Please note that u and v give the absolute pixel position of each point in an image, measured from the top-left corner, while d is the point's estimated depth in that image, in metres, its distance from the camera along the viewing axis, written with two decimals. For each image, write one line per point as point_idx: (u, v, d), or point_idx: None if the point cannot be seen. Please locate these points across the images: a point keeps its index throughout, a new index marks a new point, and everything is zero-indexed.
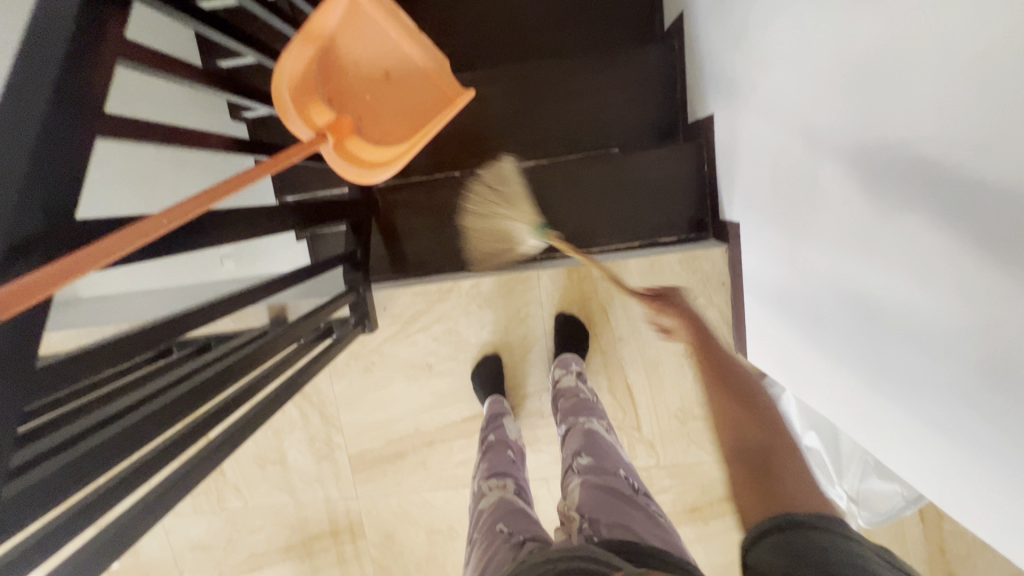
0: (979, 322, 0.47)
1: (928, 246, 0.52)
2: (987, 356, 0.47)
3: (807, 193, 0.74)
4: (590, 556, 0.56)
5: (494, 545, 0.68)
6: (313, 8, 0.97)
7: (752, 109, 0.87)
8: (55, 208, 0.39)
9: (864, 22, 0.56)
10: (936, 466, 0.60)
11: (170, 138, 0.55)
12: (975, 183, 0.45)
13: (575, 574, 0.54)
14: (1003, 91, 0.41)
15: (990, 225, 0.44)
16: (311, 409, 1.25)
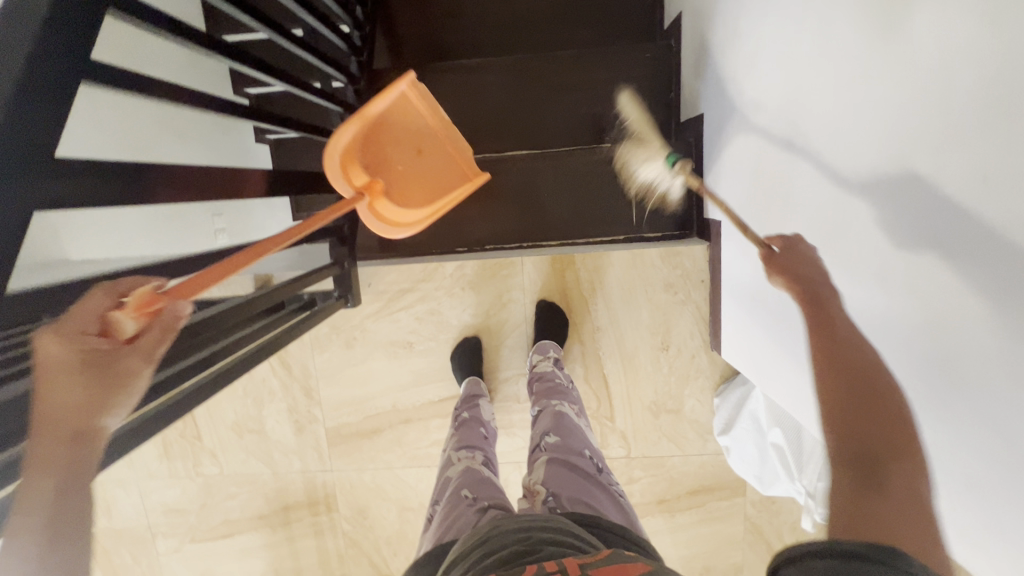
0: (927, 320, 0.51)
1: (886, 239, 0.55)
2: (934, 352, 0.50)
3: (783, 197, 0.77)
4: (570, 532, 0.57)
5: (457, 510, 0.70)
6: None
7: (737, 113, 0.90)
8: (35, 150, 0.40)
9: (838, 30, 0.59)
10: None
11: (163, 93, 0.56)
12: (932, 184, 0.48)
13: (557, 543, 0.54)
14: (958, 96, 0.44)
15: (944, 223, 0.47)
16: (291, 380, 1.26)
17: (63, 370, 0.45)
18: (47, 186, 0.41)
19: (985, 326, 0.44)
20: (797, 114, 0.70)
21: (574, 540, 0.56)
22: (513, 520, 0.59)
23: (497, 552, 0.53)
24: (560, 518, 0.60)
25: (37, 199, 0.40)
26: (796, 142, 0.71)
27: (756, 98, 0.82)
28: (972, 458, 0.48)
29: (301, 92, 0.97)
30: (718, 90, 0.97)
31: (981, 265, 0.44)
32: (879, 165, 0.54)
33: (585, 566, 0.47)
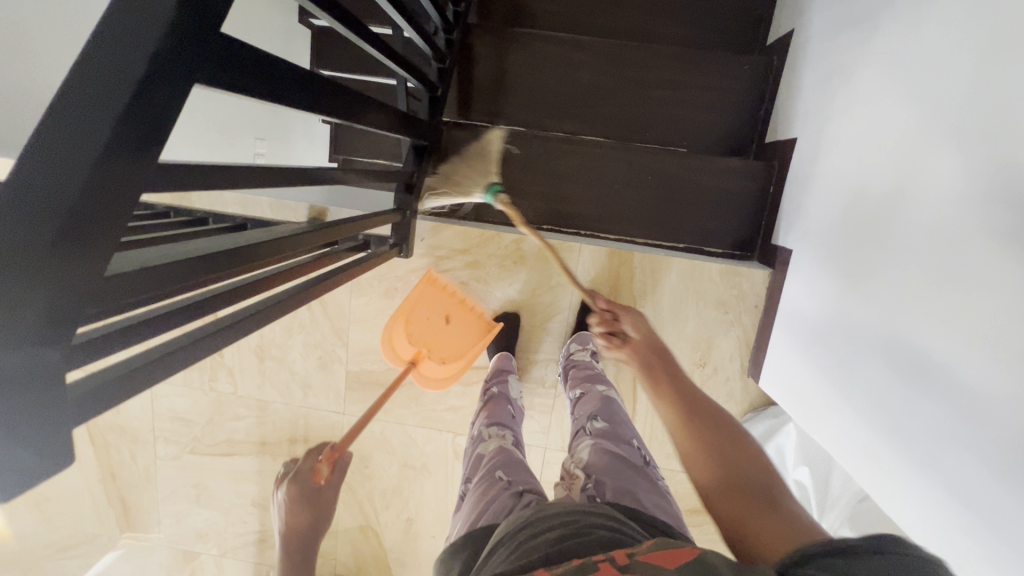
0: None
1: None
2: None
3: (877, 237, 0.77)
4: (610, 516, 0.56)
5: (492, 491, 0.68)
6: None
7: (842, 140, 0.89)
8: (209, 18, 0.37)
9: (999, 79, 0.58)
10: (941, 523, 0.65)
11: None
12: None
13: (597, 528, 0.54)
14: None
15: None
16: (323, 316, 1.25)
17: (295, 503, 0.81)
18: (220, 54, 0.39)
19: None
20: (919, 155, 0.69)
21: (621, 525, 0.55)
22: (559, 505, 0.58)
23: (541, 535, 0.53)
24: (604, 505, 0.59)
25: (207, 66, 0.38)
26: (914, 188, 0.70)
27: (880, 125, 0.79)
28: None
29: (412, 28, 0.94)
30: (831, 110, 0.93)
31: None
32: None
33: (633, 554, 0.46)
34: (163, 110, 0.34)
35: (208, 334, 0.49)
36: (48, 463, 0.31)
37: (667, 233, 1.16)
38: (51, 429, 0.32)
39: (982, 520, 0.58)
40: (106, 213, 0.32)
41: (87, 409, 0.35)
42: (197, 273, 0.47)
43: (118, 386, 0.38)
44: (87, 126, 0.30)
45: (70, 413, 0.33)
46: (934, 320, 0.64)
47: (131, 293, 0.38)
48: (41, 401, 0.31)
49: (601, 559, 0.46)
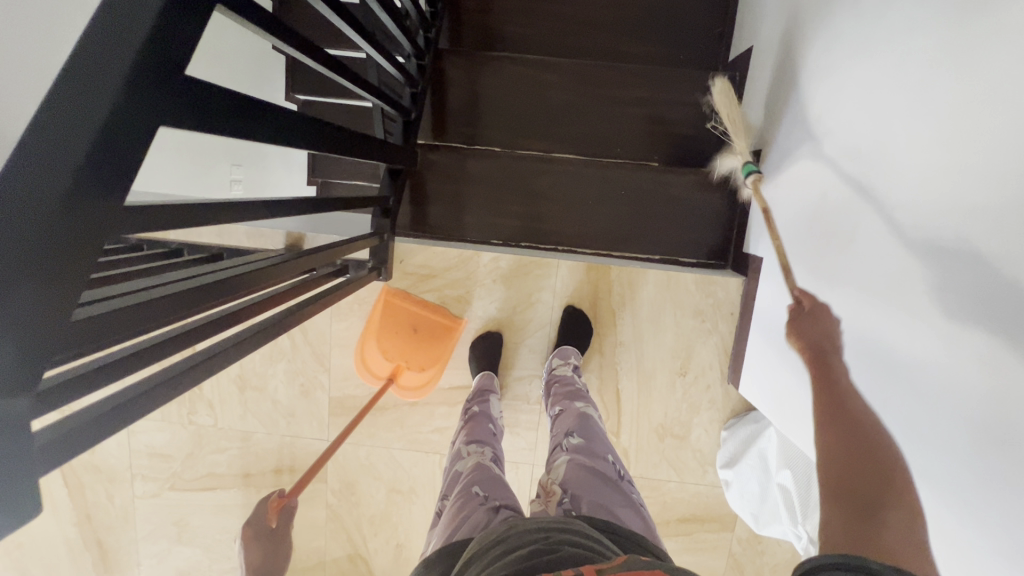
0: (988, 389, 0.52)
1: (993, 300, 0.52)
2: (993, 422, 0.52)
3: (837, 236, 0.79)
4: (581, 531, 0.56)
5: (468, 506, 0.67)
6: None
7: (800, 142, 0.91)
8: (168, 65, 0.37)
9: (940, 87, 0.60)
10: None
11: (271, 26, 0.55)
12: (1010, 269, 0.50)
13: (568, 544, 0.53)
14: None
15: (1014, 305, 0.49)
16: (304, 342, 1.24)
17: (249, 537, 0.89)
18: (184, 93, 0.40)
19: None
20: (874, 159, 0.71)
21: (592, 542, 0.55)
22: (531, 521, 0.57)
23: (512, 551, 0.52)
24: (577, 520, 0.59)
25: (169, 108, 0.39)
26: (869, 185, 0.71)
27: (838, 129, 0.79)
28: (1007, 523, 0.51)
29: (382, 57, 0.94)
30: (789, 115, 0.96)
31: None
32: (993, 224, 0.52)
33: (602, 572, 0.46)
34: (124, 156, 0.35)
35: (184, 370, 0.49)
36: (16, 514, 0.31)
37: (641, 244, 1.19)
38: (21, 477, 0.31)
39: (950, 520, 0.58)
40: (69, 257, 0.33)
41: (51, 457, 0.34)
42: (167, 310, 0.47)
43: (83, 432, 0.37)
44: (42, 172, 0.30)
45: (37, 461, 0.33)
46: (900, 323, 0.65)
47: (97, 333, 0.38)
48: (13, 451, 0.31)
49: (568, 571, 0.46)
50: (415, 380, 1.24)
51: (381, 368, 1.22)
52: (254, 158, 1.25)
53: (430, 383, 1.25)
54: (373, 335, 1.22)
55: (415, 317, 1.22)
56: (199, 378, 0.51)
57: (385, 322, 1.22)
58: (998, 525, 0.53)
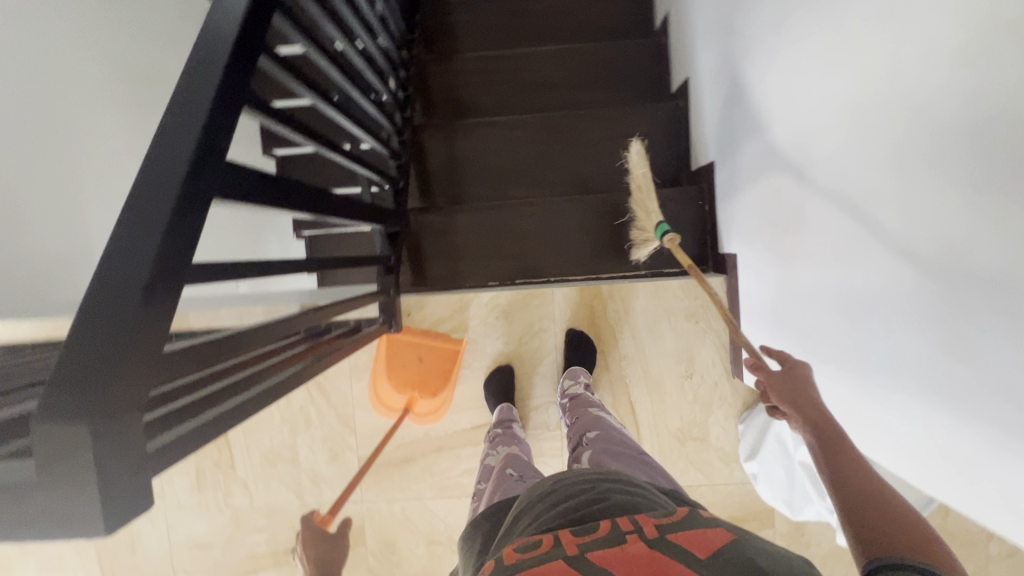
0: (933, 315, 0.59)
1: (912, 246, 0.61)
2: (944, 343, 0.58)
3: (796, 220, 0.89)
4: (624, 480, 0.63)
5: (505, 482, 0.76)
6: (379, 52, 1.13)
7: (749, 149, 1.04)
8: (219, 152, 0.48)
9: (842, 79, 0.71)
10: (919, 459, 0.70)
11: (284, 120, 0.67)
12: (922, 209, 0.59)
13: (614, 491, 0.60)
14: (946, 135, 0.54)
15: (933, 235, 0.58)
16: (328, 407, 1.30)
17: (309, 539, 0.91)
18: (226, 174, 0.50)
19: (1003, 314, 0.50)
20: (808, 149, 0.82)
21: (635, 490, 0.61)
22: (575, 474, 0.64)
23: (564, 501, 0.58)
24: (620, 474, 0.65)
25: (220, 184, 0.49)
26: (808, 172, 0.83)
27: (777, 144, 0.92)
28: (977, 426, 0.57)
29: (368, 137, 1.08)
30: (735, 128, 1.10)
31: (981, 267, 0.52)
32: (894, 189, 0.63)
33: (663, 530, 0.50)
34: (194, 218, 0.45)
35: (241, 404, 0.56)
36: (135, 509, 0.37)
37: (620, 261, 1.25)
38: (138, 477, 0.38)
39: (941, 438, 0.64)
40: (165, 300, 0.42)
41: (156, 460, 0.41)
42: (221, 353, 0.55)
43: (178, 445, 0.44)
44: (142, 235, 0.41)
45: (148, 465, 0.40)
46: (857, 279, 0.73)
47: (175, 367, 0.46)
48: (133, 453, 0.38)
49: (630, 532, 0.50)
50: (428, 407, 1.29)
51: (395, 402, 1.28)
52: (260, 231, 1.26)
53: (443, 407, 1.29)
54: (382, 372, 1.29)
55: (419, 347, 1.30)
56: (254, 412, 0.58)
57: (392, 358, 1.29)
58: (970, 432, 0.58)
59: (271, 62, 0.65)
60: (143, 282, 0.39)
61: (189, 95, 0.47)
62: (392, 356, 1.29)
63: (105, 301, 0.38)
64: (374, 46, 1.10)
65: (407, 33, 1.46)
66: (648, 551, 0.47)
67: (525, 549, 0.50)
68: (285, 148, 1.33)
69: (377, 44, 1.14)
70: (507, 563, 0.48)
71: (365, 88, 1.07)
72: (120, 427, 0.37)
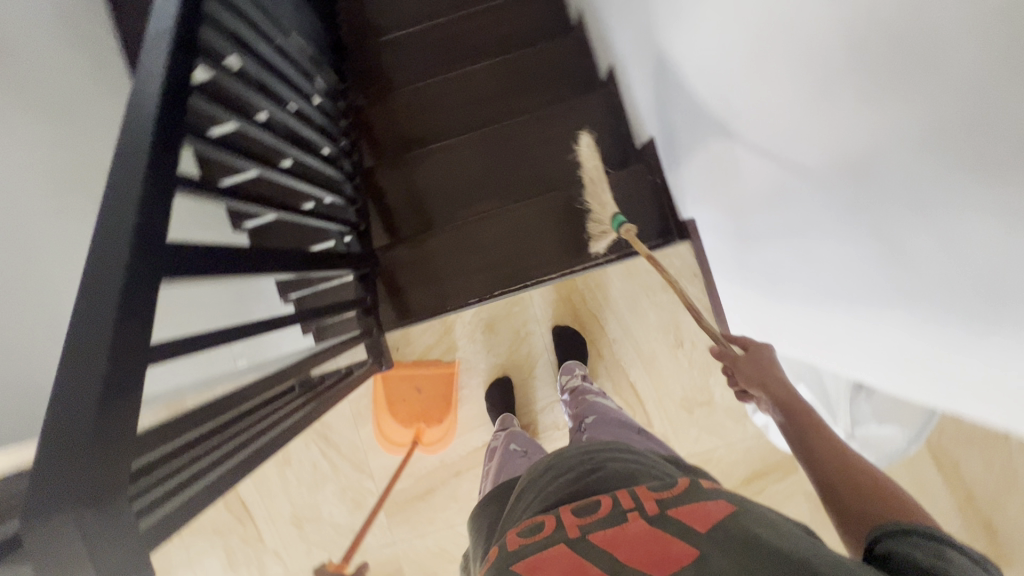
0: (864, 230, 0.61)
1: (831, 170, 0.64)
2: (879, 256, 0.61)
3: (735, 172, 0.92)
4: (620, 447, 0.64)
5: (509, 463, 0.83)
6: (314, 110, 1.16)
7: (682, 115, 1.08)
8: (159, 233, 0.50)
9: (738, 32, 0.75)
10: (891, 372, 0.73)
11: (225, 194, 0.71)
12: (827, 132, 0.61)
13: (610, 459, 0.61)
14: (828, 61, 0.57)
15: (841, 154, 0.60)
16: (340, 458, 1.31)
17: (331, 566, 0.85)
18: (173, 254, 0.52)
19: (908, 209, 0.52)
20: (727, 103, 0.85)
21: (632, 458, 0.63)
22: (574, 449, 0.65)
23: (564, 476, 0.60)
24: (620, 444, 0.67)
25: (169, 262, 0.51)
26: (733, 125, 0.86)
27: (702, 104, 0.96)
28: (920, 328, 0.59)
29: (321, 191, 1.11)
30: (666, 99, 1.13)
31: (881, 170, 0.54)
32: (800, 125, 0.66)
33: (664, 505, 0.50)
34: (149, 301, 0.46)
35: (232, 469, 0.57)
36: None
37: (581, 252, 1.27)
38: (131, 559, 0.39)
39: (903, 352, 0.66)
40: (132, 386, 0.43)
41: (150, 535, 0.43)
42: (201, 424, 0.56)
43: (170, 519, 0.46)
44: (86, 325, 0.42)
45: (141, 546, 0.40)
46: (795, 215, 0.76)
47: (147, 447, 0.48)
48: (122, 536, 0.39)
49: (631, 509, 0.50)
50: (435, 435, 1.31)
51: (403, 436, 1.30)
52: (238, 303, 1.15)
53: (449, 431, 1.32)
54: (384, 410, 1.31)
55: (415, 378, 1.33)
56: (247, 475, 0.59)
57: (391, 394, 1.33)
58: (918, 338, 0.61)
59: (199, 142, 0.68)
60: (103, 375, 0.41)
61: (118, 190, 0.50)
62: (391, 392, 1.33)
63: (65, 397, 0.40)
64: (309, 106, 1.14)
65: (339, 82, 1.49)
66: (648, 529, 0.47)
67: (528, 534, 0.51)
68: (252, 221, 1.30)
69: (312, 103, 1.18)
70: (510, 549, 0.49)
71: (309, 146, 1.11)
72: (101, 512, 0.38)
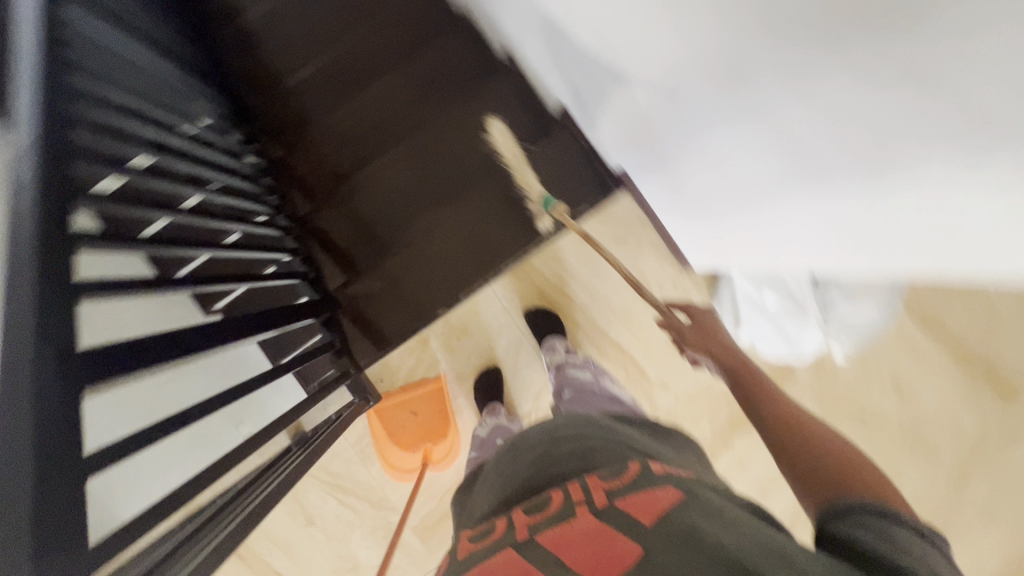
0: (776, 130, 0.60)
1: (724, 78, 0.62)
2: (793, 151, 0.60)
3: (641, 109, 0.91)
4: (579, 434, 0.70)
5: None
6: (238, 174, 1.11)
7: (578, 71, 1.07)
8: (67, 343, 0.46)
9: None
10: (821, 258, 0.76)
11: (174, 287, 0.70)
12: (710, 41, 0.60)
13: (567, 449, 0.67)
14: None
15: (732, 61, 0.59)
16: (359, 501, 1.32)
17: None
18: (96, 358, 0.50)
19: (802, 96, 0.52)
20: (611, 44, 0.84)
21: (589, 441, 0.67)
22: (534, 444, 0.72)
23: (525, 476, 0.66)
24: (581, 428, 0.73)
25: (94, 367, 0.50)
26: (623, 65, 0.85)
27: (592, 53, 0.94)
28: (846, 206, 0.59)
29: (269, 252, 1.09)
30: (560, 59, 1.12)
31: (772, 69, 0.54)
32: (682, 44, 0.65)
33: (612, 497, 0.53)
34: (74, 414, 0.44)
35: None
36: None
37: (530, 233, 1.33)
38: None
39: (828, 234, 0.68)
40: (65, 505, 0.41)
41: None
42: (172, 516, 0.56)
43: None
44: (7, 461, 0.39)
45: None
46: (704, 134, 0.76)
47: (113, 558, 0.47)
48: None
49: (581, 504, 0.53)
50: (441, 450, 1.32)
51: (411, 461, 1.31)
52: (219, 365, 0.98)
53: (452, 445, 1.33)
54: (386, 441, 1.33)
55: (408, 402, 1.34)
56: None
57: (389, 424, 1.34)
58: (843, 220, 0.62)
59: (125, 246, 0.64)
60: (30, 512, 0.38)
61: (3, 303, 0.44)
62: (389, 422, 1.34)
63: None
64: (233, 172, 1.09)
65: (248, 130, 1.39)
66: (593, 526, 0.50)
67: (479, 538, 0.56)
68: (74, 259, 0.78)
69: (235, 167, 1.13)
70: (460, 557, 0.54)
71: (245, 212, 1.07)
72: None
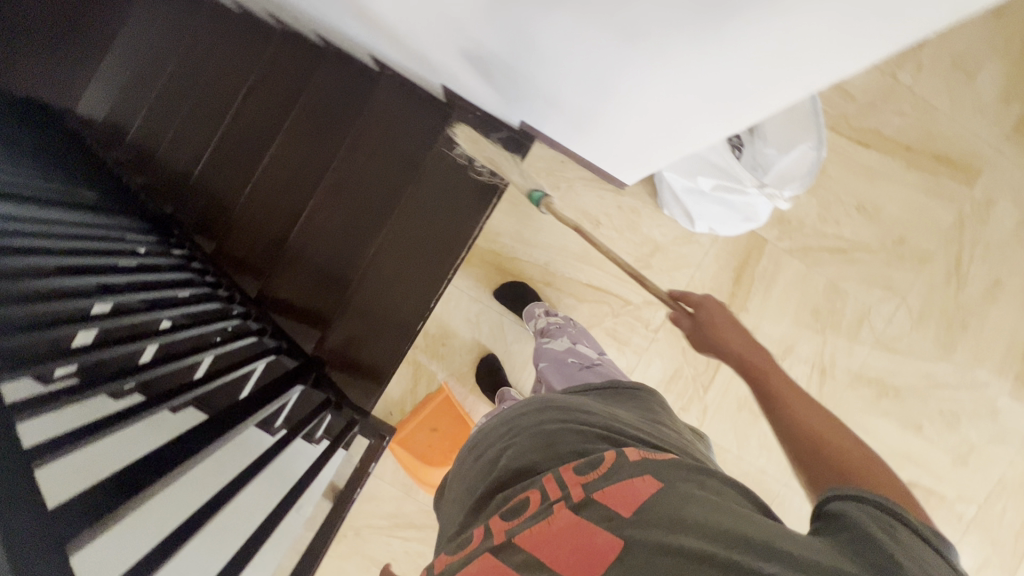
0: (617, 30, 0.59)
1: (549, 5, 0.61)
2: (642, 40, 0.59)
3: (501, 62, 0.90)
4: (535, 418, 0.71)
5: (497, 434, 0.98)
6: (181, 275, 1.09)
7: (432, 53, 1.04)
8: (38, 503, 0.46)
9: None
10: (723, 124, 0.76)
11: (151, 408, 0.70)
12: None
13: (527, 436, 0.68)
14: None
15: None
16: (422, 529, 1.36)
17: None
18: (74, 511, 0.51)
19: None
20: (440, 15, 0.82)
21: (550, 421, 0.69)
22: (496, 434, 0.73)
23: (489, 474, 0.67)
24: (537, 406, 0.74)
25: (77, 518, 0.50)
26: (461, 29, 0.83)
27: (431, 33, 0.92)
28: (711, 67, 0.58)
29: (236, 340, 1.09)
30: (411, 52, 1.10)
31: None
32: None
33: (587, 489, 0.56)
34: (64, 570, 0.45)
35: None
36: None
37: (473, 217, 1.33)
38: None
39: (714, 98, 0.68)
40: None
41: None
42: None
43: None
44: None
45: None
46: (562, 59, 0.75)
47: None
48: None
49: (558, 500, 0.56)
50: None
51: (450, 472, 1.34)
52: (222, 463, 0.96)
53: None
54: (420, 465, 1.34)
55: (425, 422, 1.37)
56: None
57: (416, 448, 1.35)
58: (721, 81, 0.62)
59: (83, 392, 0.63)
60: None
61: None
62: (415, 447, 1.35)
63: None
64: (176, 276, 1.08)
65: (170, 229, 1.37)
66: (573, 522, 0.53)
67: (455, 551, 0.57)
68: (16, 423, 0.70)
69: (175, 270, 1.11)
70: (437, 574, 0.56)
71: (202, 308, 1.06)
72: None
